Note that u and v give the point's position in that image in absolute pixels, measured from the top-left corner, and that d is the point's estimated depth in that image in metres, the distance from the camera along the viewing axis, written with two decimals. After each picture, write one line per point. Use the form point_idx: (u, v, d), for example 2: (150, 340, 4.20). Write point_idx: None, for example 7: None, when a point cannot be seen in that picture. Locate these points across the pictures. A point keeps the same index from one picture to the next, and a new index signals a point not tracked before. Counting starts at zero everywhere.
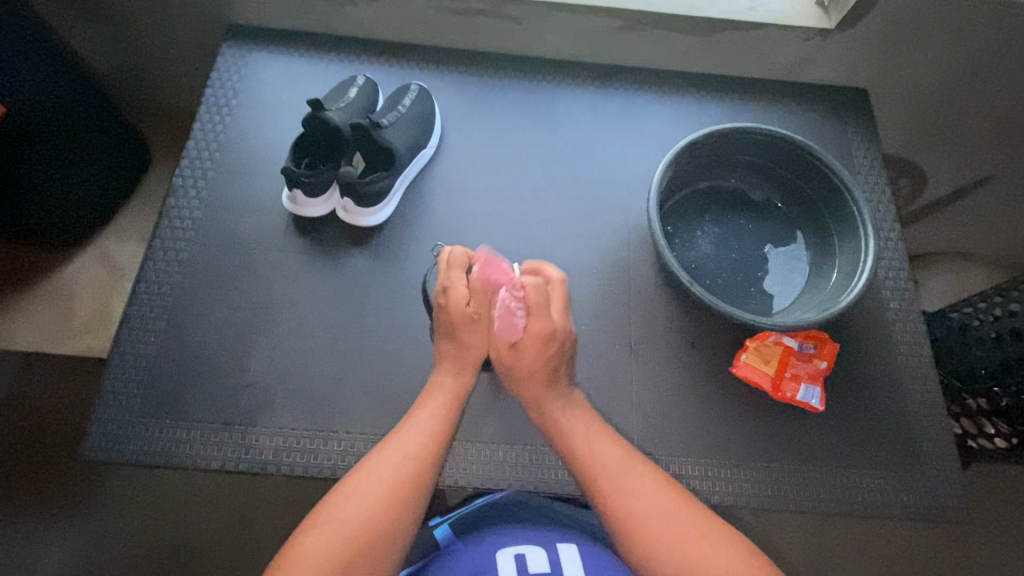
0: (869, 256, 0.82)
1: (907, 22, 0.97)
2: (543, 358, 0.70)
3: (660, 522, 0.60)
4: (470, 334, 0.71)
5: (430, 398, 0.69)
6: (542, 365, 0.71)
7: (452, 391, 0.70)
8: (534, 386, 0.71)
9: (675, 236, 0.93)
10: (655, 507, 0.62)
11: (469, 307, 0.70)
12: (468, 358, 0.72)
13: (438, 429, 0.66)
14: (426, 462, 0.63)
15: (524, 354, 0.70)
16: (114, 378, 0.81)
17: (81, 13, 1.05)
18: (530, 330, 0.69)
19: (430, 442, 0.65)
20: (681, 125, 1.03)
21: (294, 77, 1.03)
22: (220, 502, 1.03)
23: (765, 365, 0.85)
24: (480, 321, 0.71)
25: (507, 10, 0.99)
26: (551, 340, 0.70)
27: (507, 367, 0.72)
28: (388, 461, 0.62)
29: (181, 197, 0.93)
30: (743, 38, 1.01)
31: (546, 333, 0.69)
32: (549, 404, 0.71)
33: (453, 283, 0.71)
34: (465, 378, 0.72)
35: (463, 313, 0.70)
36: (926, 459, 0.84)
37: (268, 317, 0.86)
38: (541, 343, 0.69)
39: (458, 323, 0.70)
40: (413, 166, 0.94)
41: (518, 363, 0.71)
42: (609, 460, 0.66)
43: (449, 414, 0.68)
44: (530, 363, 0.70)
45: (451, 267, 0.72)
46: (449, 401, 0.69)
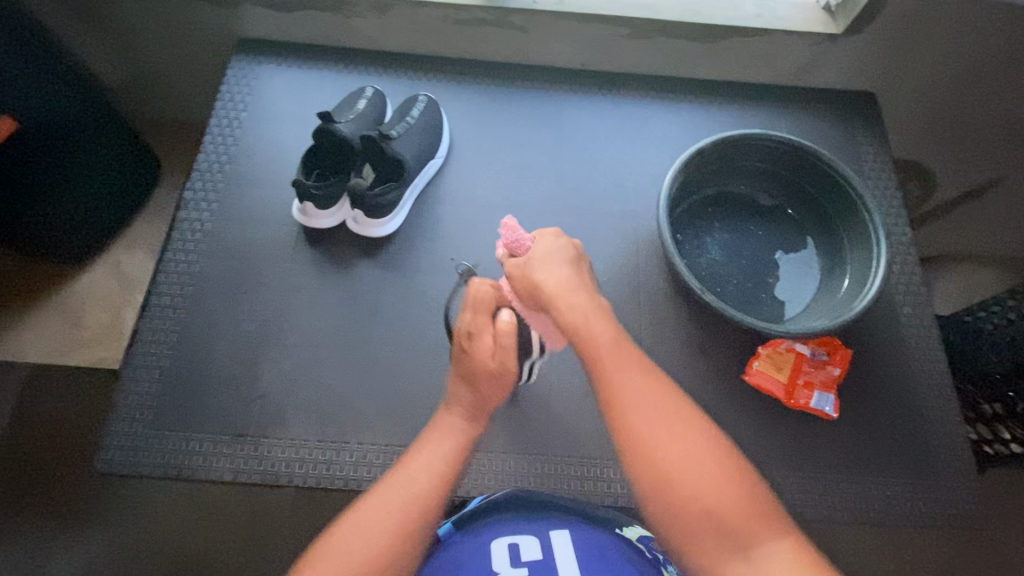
0: (881, 261, 0.81)
1: (914, 25, 0.97)
2: (556, 247, 0.69)
3: (670, 446, 0.57)
4: (490, 386, 0.68)
5: (440, 434, 0.67)
6: (557, 253, 0.68)
7: (462, 432, 0.68)
8: (552, 274, 0.66)
9: (685, 242, 0.93)
10: (669, 432, 0.58)
11: (491, 360, 0.66)
12: (483, 406, 0.69)
13: (447, 468, 0.64)
14: (429, 503, 0.61)
15: (540, 246, 0.69)
16: (127, 391, 0.82)
17: (94, 28, 1.07)
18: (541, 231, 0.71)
19: (437, 482, 0.63)
20: (687, 131, 1.03)
21: (302, 89, 1.04)
22: (231, 511, 1.03)
23: (777, 373, 0.84)
24: (500, 374, 0.67)
25: (513, 20, 1.00)
26: (563, 237, 0.71)
27: (526, 272, 0.68)
28: (393, 497, 0.61)
29: (192, 209, 0.94)
30: (749, 44, 1.01)
31: (553, 231, 0.71)
32: (574, 298, 0.65)
33: (475, 328, 0.67)
34: (476, 423, 0.69)
35: (484, 364, 0.66)
36: (943, 466, 0.83)
37: (279, 328, 0.86)
38: (550, 237, 0.70)
39: (475, 374, 0.67)
40: (422, 176, 0.95)
41: (535, 254, 0.69)
42: (630, 374, 0.61)
43: (459, 452, 0.66)
44: (542, 254, 0.68)
45: (476, 309, 0.67)
46: (459, 441, 0.67)
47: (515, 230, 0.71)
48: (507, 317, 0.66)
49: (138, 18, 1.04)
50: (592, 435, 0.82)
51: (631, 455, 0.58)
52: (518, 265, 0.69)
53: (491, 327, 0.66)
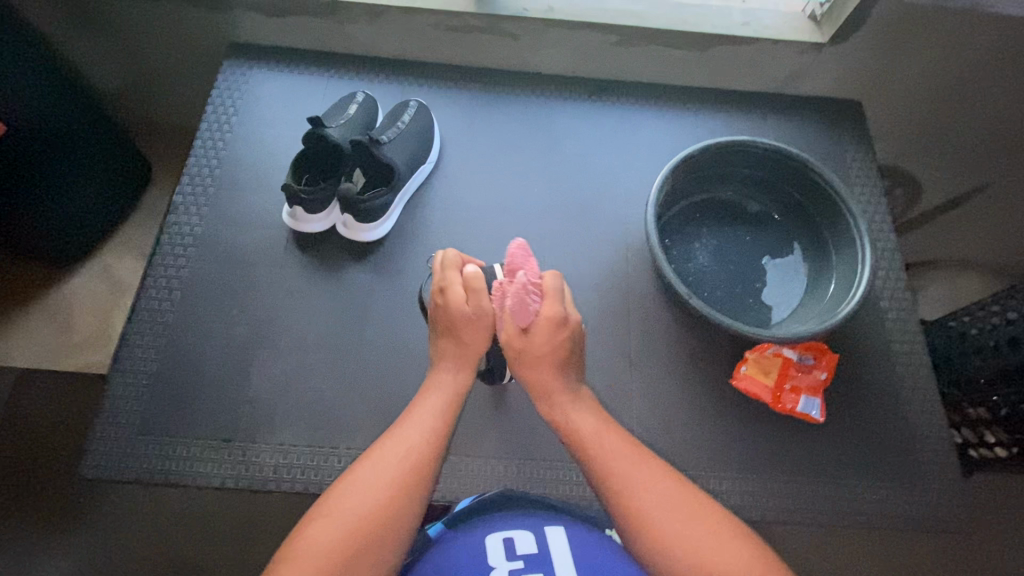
0: (866, 267, 0.82)
1: (899, 35, 0.99)
2: (554, 342, 0.67)
3: (675, 523, 0.57)
4: (469, 333, 0.69)
5: (430, 392, 0.68)
6: (553, 352, 0.67)
7: (454, 386, 0.69)
8: (541, 372, 0.68)
9: (674, 248, 0.93)
10: (671, 508, 0.58)
11: (467, 307, 0.68)
12: (468, 355, 0.69)
13: (441, 423, 0.65)
14: (427, 452, 0.61)
15: (540, 340, 0.67)
16: (114, 396, 0.81)
17: (85, 31, 1.06)
18: (547, 316, 0.66)
19: (432, 435, 0.63)
20: (677, 138, 1.04)
21: (294, 94, 1.04)
22: (220, 517, 1.02)
23: (765, 378, 0.85)
24: (477, 319, 0.68)
25: (505, 27, 1.00)
26: (565, 326, 0.67)
27: (519, 357, 0.68)
28: (392, 455, 0.60)
29: (182, 214, 0.94)
30: (738, 52, 1.02)
31: (557, 319, 0.66)
32: (555, 396, 0.68)
33: (450, 282, 0.70)
34: (464, 378, 0.69)
35: (460, 309, 0.68)
36: (928, 470, 0.84)
37: (269, 333, 0.86)
38: (553, 328, 0.66)
39: (455, 321, 0.68)
40: (413, 181, 0.95)
41: (533, 350, 0.67)
42: (622, 457, 0.63)
43: (451, 408, 0.67)
44: (540, 349, 0.67)
45: (445, 268, 0.71)
46: (450, 395, 0.68)
47: (522, 305, 0.66)
48: (474, 271, 0.69)
49: (129, 23, 1.04)
50: None
51: (637, 534, 0.58)
52: (515, 345, 0.68)
53: (462, 277, 0.70)
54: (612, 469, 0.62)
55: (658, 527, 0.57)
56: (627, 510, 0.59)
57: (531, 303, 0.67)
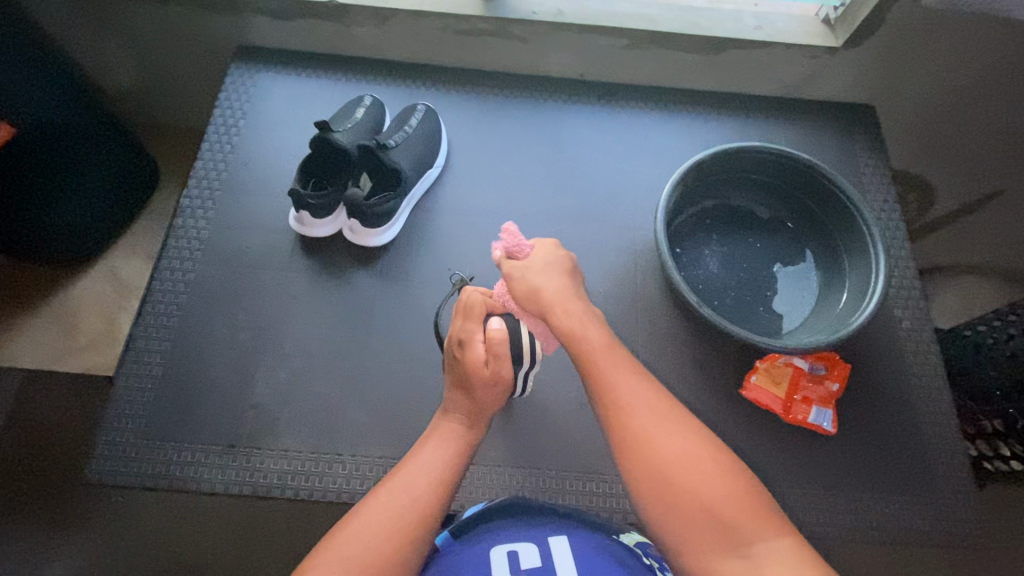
0: (880, 276, 0.81)
1: (915, 39, 0.97)
2: (551, 256, 0.73)
3: (667, 440, 0.56)
4: (484, 394, 0.68)
5: (440, 440, 0.66)
6: (552, 270, 0.71)
7: (464, 438, 0.67)
8: (548, 283, 0.70)
9: (683, 255, 0.92)
10: (664, 424, 0.57)
11: (485, 368, 0.67)
12: (481, 412, 0.69)
13: (448, 474, 0.63)
14: (433, 502, 0.59)
15: (537, 260, 0.72)
16: (119, 399, 0.81)
17: (92, 33, 1.06)
18: (538, 244, 0.74)
19: (439, 484, 0.61)
20: (686, 143, 1.03)
21: (301, 98, 1.04)
22: (225, 519, 1.02)
23: (775, 388, 0.84)
24: (495, 384, 0.68)
25: (513, 30, 1.00)
26: (558, 251, 0.74)
27: (524, 278, 0.70)
28: (396, 503, 0.58)
29: (189, 217, 0.93)
30: (749, 56, 1.01)
31: (550, 243, 0.74)
32: (568, 304, 0.68)
33: (470, 337, 0.68)
34: (474, 432, 0.68)
35: (479, 372, 0.67)
36: (942, 484, 0.82)
37: (275, 338, 0.86)
38: (548, 246, 0.74)
39: (473, 382, 0.68)
40: (420, 186, 0.95)
41: (533, 267, 0.71)
42: (625, 372, 0.62)
43: (460, 458, 0.65)
44: (541, 260, 0.72)
45: (469, 317, 0.70)
46: (459, 444, 0.66)
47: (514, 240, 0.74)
48: (497, 327, 0.68)
49: (138, 25, 1.04)
50: (588, 449, 0.81)
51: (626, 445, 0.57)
52: (514, 273, 0.72)
53: (486, 333, 0.68)
54: (614, 383, 0.61)
55: (649, 441, 0.56)
56: (622, 425, 0.58)
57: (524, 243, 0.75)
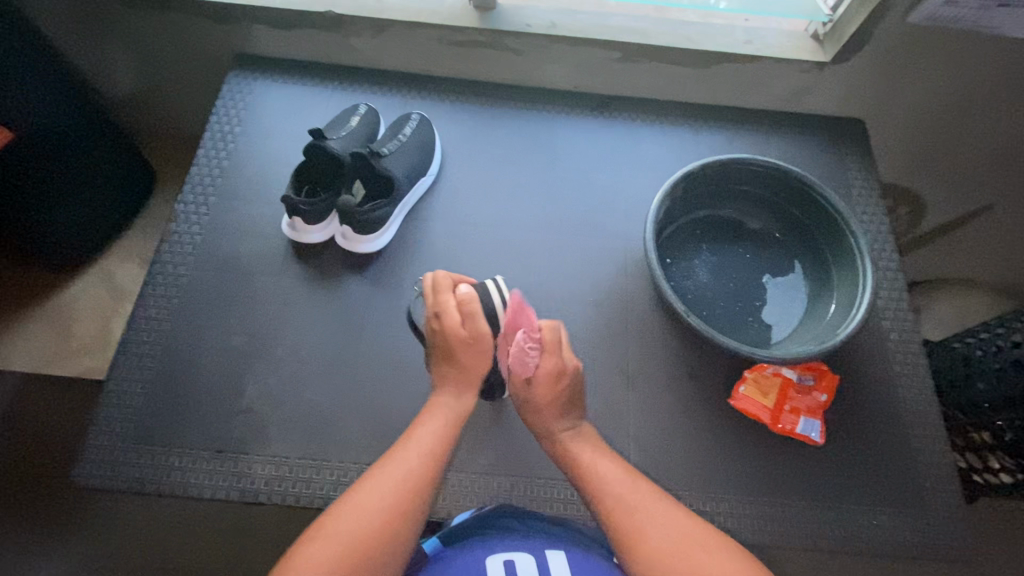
0: (867, 288, 0.82)
1: (903, 55, 0.99)
2: (553, 394, 0.69)
3: (662, 532, 0.58)
4: (468, 356, 0.69)
5: (433, 415, 0.68)
6: (555, 400, 0.69)
7: (454, 410, 0.68)
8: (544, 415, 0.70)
9: (673, 265, 0.93)
10: (662, 521, 0.59)
11: (462, 329, 0.69)
12: (471, 376, 0.70)
13: (439, 448, 0.64)
14: (424, 479, 0.61)
15: (541, 393, 0.68)
16: (108, 403, 0.81)
17: (92, 39, 1.07)
18: (544, 369, 0.68)
19: (430, 460, 0.62)
20: (678, 154, 1.04)
21: (298, 106, 1.05)
22: (213, 525, 1.02)
23: (763, 398, 0.84)
24: (475, 343, 0.69)
25: (508, 42, 1.01)
26: (564, 376, 0.69)
27: (524, 410, 0.70)
28: (389, 478, 0.60)
29: (183, 222, 0.94)
30: (740, 70, 1.03)
31: (554, 370, 0.68)
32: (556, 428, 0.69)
33: (444, 305, 0.69)
34: (465, 401, 0.69)
35: (455, 332, 0.68)
36: (930, 496, 0.82)
37: (265, 343, 0.86)
38: (553, 379, 0.68)
39: (456, 345, 0.69)
40: (413, 194, 0.95)
41: (534, 401, 0.69)
42: (616, 477, 0.64)
43: (452, 431, 0.66)
44: (542, 397, 0.68)
45: (437, 292, 0.70)
46: (451, 418, 0.68)
47: (520, 357, 0.69)
48: (466, 292, 0.70)
49: (138, 32, 1.05)
50: None
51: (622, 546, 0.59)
52: (518, 400, 0.70)
53: (456, 299, 0.70)
54: (604, 486, 0.63)
55: (647, 538, 0.58)
56: (615, 525, 0.60)
57: (530, 356, 0.69)
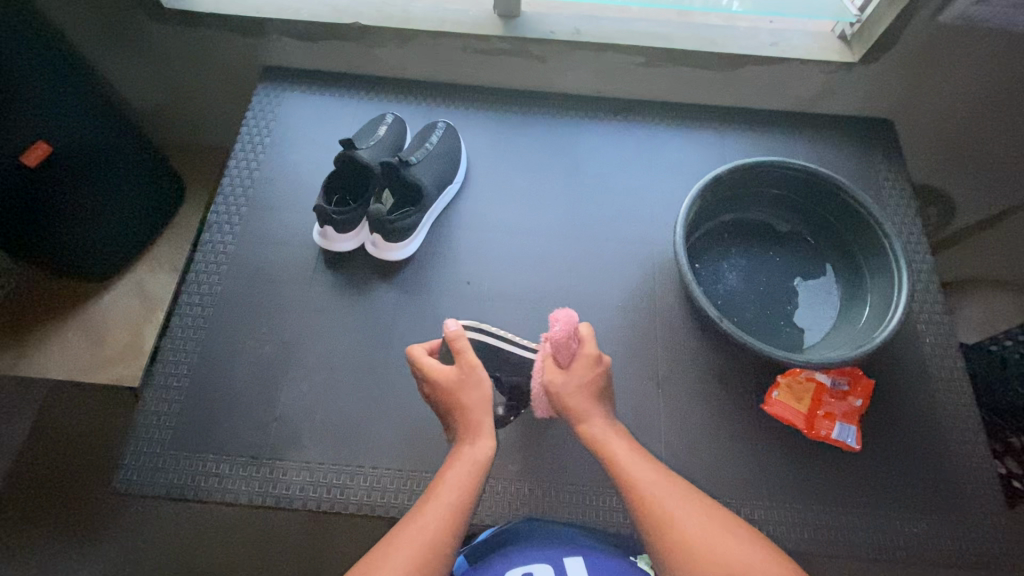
0: (903, 290, 0.80)
1: (935, 54, 0.97)
2: (590, 378, 0.70)
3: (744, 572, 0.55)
4: (469, 397, 0.68)
5: (452, 465, 0.65)
6: (592, 386, 0.70)
7: (472, 456, 0.66)
8: (580, 402, 0.70)
9: (702, 270, 0.92)
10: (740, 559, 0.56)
11: (454, 371, 0.69)
12: (479, 422, 0.68)
13: (457, 498, 0.62)
14: (443, 531, 0.59)
15: (580, 376, 0.70)
16: (146, 410, 0.83)
17: (125, 54, 1.10)
18: (588, 357, 0.69)
19: (449, 511, 0.61)
20: (703, 158, 1.04)
21: (325, 116, 1.07)
22: (242, 531, 1.03)
23: (797, 403, 0.83)
24: (468, 379, 0.68)
25: (531, 49, 1.02)
26: (599, 365, 0.70)
27: (557, 398, 0.70)
28: (405, 533, 0.58)
29: (215, 232, 0.96)
30: (765, 73, 1.02)
31: (595, 356, 0.70)
32: (594, 421, 0.69)
33: (427, 365, 0.70)
34: (481, 448, 0.66)
35: (447, 378, 0.68)
36: (972, 503, 0.80)
37: (297, 351, 0.87)
38: (592, 363, 0.69)
39: (453, 389, 0.68)
40: (440, 202, 0.96)
41: (573, 386, 0.70)
42: (646, 467, 0.65)
43: (472, 480, 0.64)
44: (578, 382, 0.70)
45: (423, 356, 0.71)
46: (473, 465, 0.65)
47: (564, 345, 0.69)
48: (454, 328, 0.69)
49: (168, 46, 1.08)
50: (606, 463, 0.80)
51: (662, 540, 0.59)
52: (557, 384, 0.70)
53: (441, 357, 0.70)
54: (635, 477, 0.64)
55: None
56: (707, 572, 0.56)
57: (574, 347, 0.69)
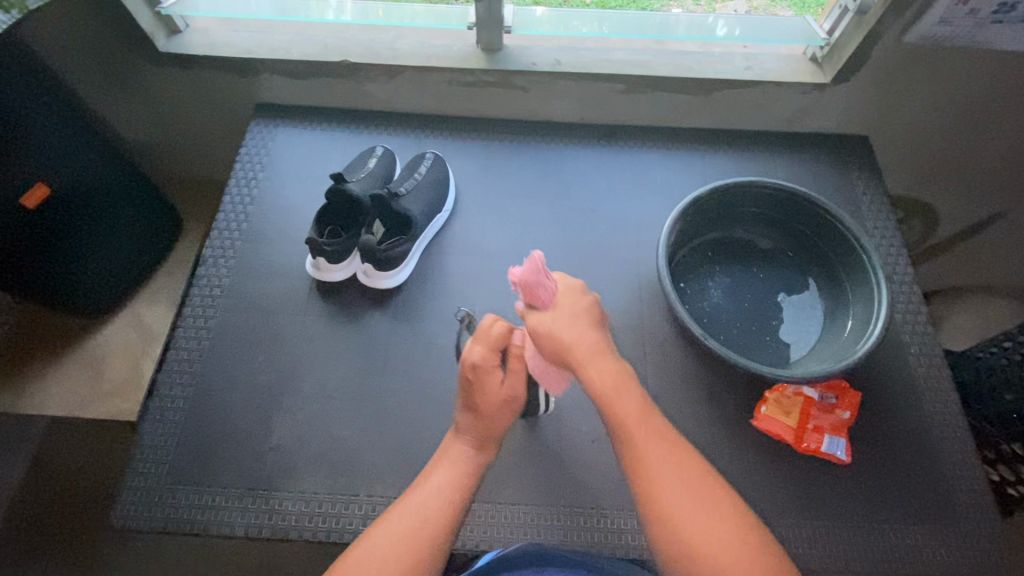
0: (883, 303, 0.82)
1: (903, 73, 1.00)
2: (577, 305, 0.71)
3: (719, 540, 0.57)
4: (497, 418, 0.71)
5: (447, 464, 0.71)
6: (581, 312, 0.70)
7: (467, 458, 0.71)
8: (575, 333, 0.68)
9: (687, 288, 0.94)
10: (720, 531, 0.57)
11: (502, 389, 0.70)
12: (489, 434, 0.72)
13: (457, 494, 0.67)
14: (445, 521, 0.64)
15: (566, 305, 0.70)
16: (143, 443, 0.84)
17: (122, 96, 1.13)
18: (566, 286, 0.72)
19: (448, 504, 0.66)
20: (685, 178, 1.07)
21: (317, 151, 1.10)
22: (242, 563, 1.04)
23: (786, 417, 0.84)
24: (509, 404, 0.71)
25: (515, 80, 1.05)
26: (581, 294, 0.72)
27: (552, 333, 0.68)
28: (405, 517, 0.63)
29: (211, 266, 0.98)
30: (741, 95, 1.06)
31: (575, 285, 0.73)
32: (595, 355, 0.67)
33: (485, 370, 0.69)
34: (483, 455, 0.72)
35: (495, 394, 0.70)
36: (965, 512, 0.80)
37: (292, 381, 0.89)
38: (574, 291, 0.72)
39: (490, 405, 0.70)
40: (430, 230, 0.99)
41: (562, 315, 0.69)
42: (665, 455, 0.62)
43: (467, 481, 0.69)
44: (567, 311, 0.70)
45: (479, 346, 0.70)
46: (468, 468, 0.70)
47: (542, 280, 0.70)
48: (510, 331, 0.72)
49: (165, 88, 1.11)
50: (599, 483, 0.81)
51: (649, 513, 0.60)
52: (545, 320, 0.69)
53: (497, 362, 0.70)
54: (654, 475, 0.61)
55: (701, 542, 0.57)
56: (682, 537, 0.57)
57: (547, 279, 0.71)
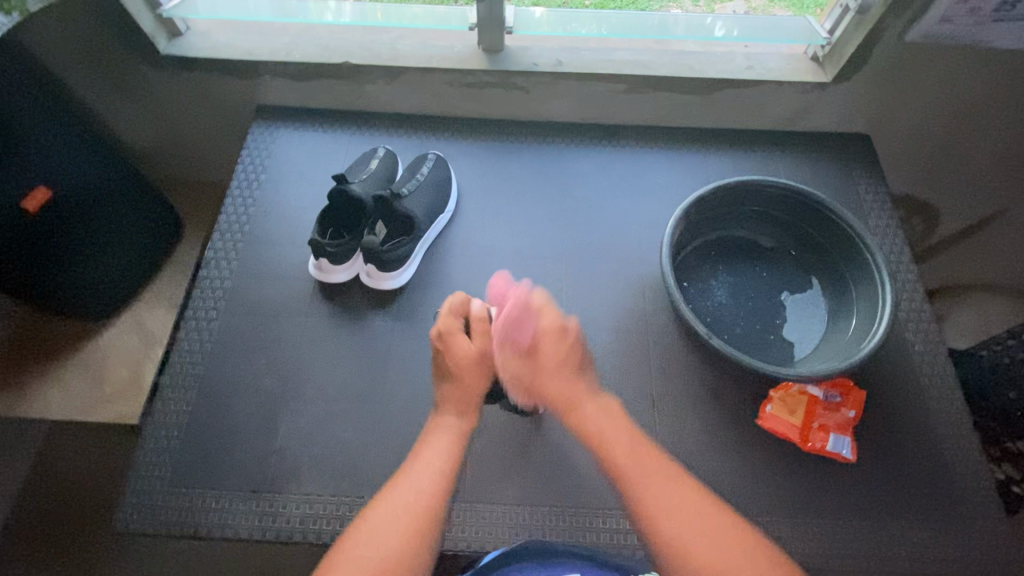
0: (886, 301, 0.82)
1: (904, 72, 1.01)
2: (562, 355, 0.76)
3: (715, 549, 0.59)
4: (472, 377, 0.76)
5: (434, 434, 0.72)
6: (565, 358, 0.76)
7: (454, 426, 0.73)
8: (560, 383, 0.75)
9: (690, 288, 0.94)
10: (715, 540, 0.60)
11: (472, 347, 0.77)
12: (470, 396, 0.76)
13: (447, 463, 0.69)
14: (438, 493, 0.65)
15: (549, 352, 0.76)
16: (146, 446, 0.83)
17: (123, 99, 1.13)
18: (550, 328, 0.77)
19: (441, 476, 0.67)
20: (687, 177, 1.07)
21: (319, 152, 1.10)
22: (244, 566, 1.03)
23: (790, 416, 0.84)
24: (481, 361, 0.77)
25: (516, 81, 1.05)
26: (565, 336, 0.78)
27: (535, 382, 0.76)
28: (400, 495, 0.64)
29: (213, 268, 0.98)
30: (743, 94, 1.06)
31: (560, 326, 0.77)
32: (579, 403, 0.74)
33: (452, 332, 0.78)
34: (466, 420, 0.74)
35: (466, 351, 0.77)
36: (971, 510, 0.80)
37: (295, 383, 0.88)
38: (557, 334, 0.77)
39: (464, 363, 0.76)
40: (432, 231, 0.99)
41: (546, 366, 0.76)
42: (655, 472, 0.66)
43: (456, 448, 0.71)
44: (551, 361, 0.76)
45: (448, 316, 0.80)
46: (455, 434, 0.72)
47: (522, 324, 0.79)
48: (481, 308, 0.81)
49: (165, 90, 1.11)
50: (604, 483, 0.81)
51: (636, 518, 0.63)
52: (528, 374, 0.77)
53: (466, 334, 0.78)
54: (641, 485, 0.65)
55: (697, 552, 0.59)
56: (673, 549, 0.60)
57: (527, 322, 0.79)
